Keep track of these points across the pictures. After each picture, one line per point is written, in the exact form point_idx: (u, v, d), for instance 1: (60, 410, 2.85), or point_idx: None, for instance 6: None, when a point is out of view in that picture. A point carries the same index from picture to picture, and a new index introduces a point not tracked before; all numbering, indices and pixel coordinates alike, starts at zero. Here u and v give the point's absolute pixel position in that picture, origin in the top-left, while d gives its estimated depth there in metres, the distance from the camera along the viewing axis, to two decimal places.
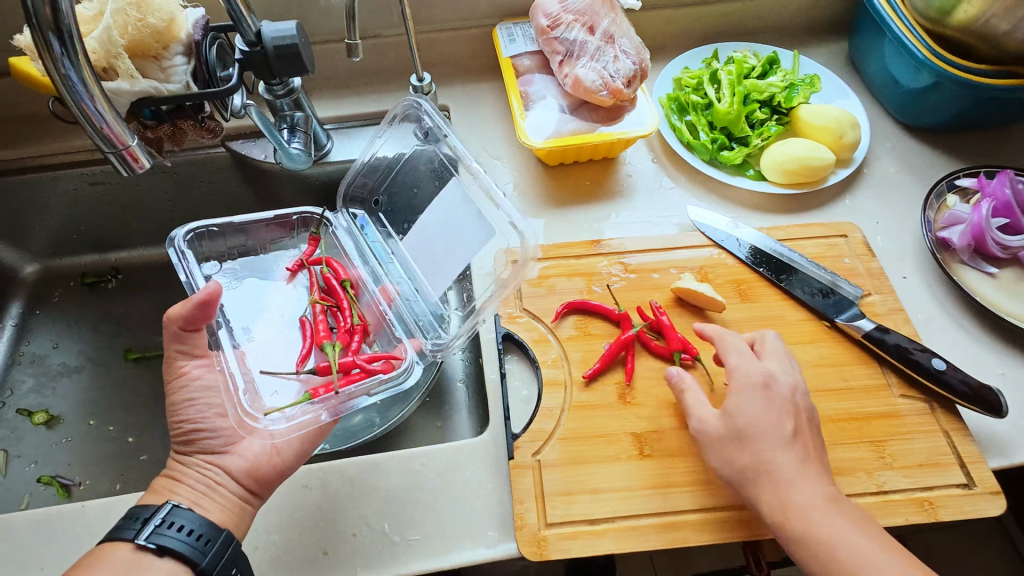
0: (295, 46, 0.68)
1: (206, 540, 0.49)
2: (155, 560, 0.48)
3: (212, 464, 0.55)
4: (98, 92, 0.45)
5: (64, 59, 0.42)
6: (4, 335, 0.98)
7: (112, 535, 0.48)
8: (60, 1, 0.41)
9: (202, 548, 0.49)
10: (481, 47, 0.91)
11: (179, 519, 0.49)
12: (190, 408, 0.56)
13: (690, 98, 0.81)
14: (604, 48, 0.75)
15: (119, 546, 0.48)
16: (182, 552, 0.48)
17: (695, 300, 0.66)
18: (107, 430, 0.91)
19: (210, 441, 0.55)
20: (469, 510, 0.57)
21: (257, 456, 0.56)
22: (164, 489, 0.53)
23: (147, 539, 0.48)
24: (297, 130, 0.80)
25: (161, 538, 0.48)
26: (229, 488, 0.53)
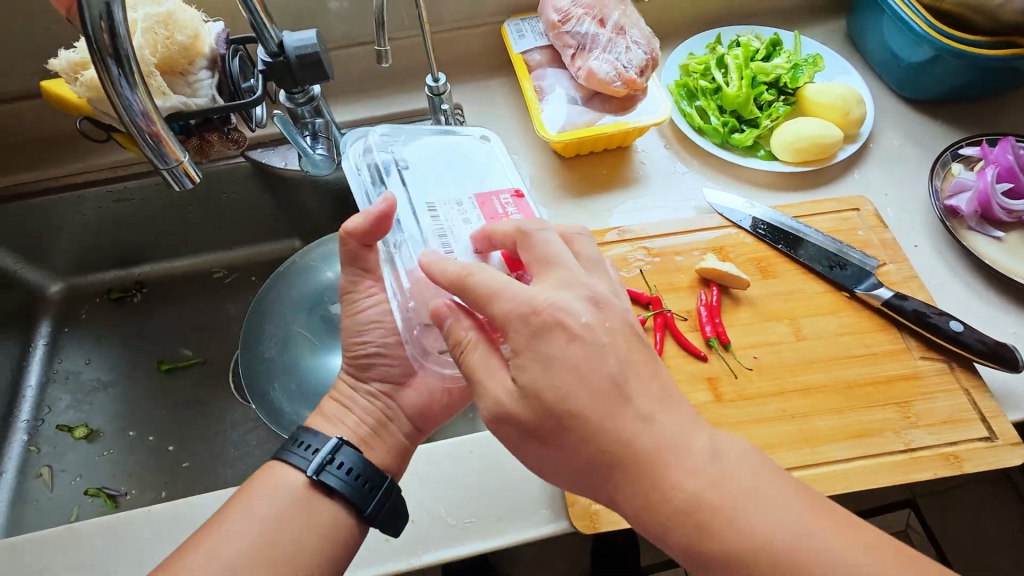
0: (316, 54, 0.70)
1: (358, 476, 0.52)
2: (324, 501, 0.51)
3: (374, 397, 0.58)
4: (155, 111, 0.47)
5: (125, 84, 0.44)
6: (37, 354, 0.99)
7: (283, 458, 0.52)
8: (117, 26, 0.42)
9: (364, 491, 0.52)
10: (491, 44, 0.92)
11: (337, 455, 0.52)
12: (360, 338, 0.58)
13: (699, 83, 0.83)
14: (615, 39, 0.76)
15: (288, 472, 0.52)
16: (347, 491, 0.51)
17: (721, 280, 0.68)
18: (147, 440, 0.93)
19: (381, 369, 0.59)
20: (516, 492, 0.59)
21: (417, 397, 0.59)
22: (334, 413, 0.57)
23: (318, 476, 0.51)
24: (319, 137, 0.81)
25: (326, 476, 0.51)
26: (396, 425, 0.58)
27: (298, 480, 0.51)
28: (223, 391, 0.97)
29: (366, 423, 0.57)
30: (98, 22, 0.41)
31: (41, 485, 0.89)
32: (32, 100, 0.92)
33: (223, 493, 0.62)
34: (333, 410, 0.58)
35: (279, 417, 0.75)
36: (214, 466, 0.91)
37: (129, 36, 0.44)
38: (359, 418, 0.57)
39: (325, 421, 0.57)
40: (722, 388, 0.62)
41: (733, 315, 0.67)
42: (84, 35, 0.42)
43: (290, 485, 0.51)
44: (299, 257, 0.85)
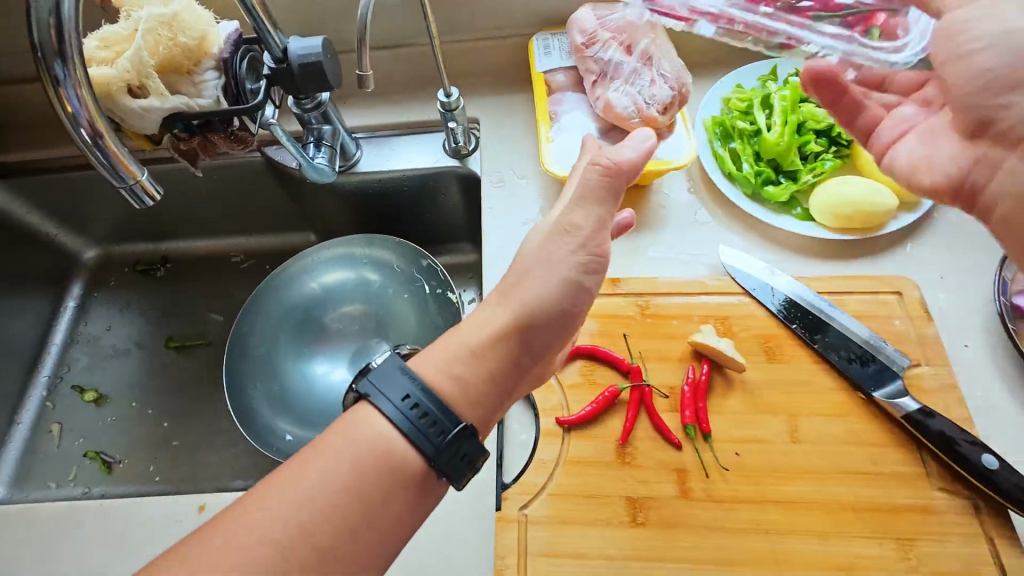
0: (320, 63, 0.68)
1: (444, 434, 0.44)
2: (420, 462, 0.45)
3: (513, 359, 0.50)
4: (105, 123, 0.45)
5: (71, 90, 0.43)
6: (66, 315, 1.06)
7: (376, 401, 0.45)
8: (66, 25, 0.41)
9: (462, 469, 0.45)
10: (518, 57, 0.87)
11: (426, 408, 0.45)
12: (558, 295, 0.50)
13: (736, 124, 0.74)
14: (641, 70, 0.68)
15: (373, 416, 0.45)
16: (443, 465, 0.44)
17: (715, 358, 0.61)
18: (146, 413, 0.97)
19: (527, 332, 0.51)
20: (445, 560, 0.55)
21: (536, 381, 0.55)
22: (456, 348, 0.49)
23: (422, 443, 0.44)
24: (322, 145, 0.79)
25: (424, 442, 0.44)
26: (522, 388, 0.52)
27: (383, 430, 0.44)
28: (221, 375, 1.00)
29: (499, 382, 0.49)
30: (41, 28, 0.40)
31: (50, 440, 0.95)
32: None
33: (169, 502, 0.62)
34: (455, 363, 0.48)
35: (250, 415, 0.77)
36: (201, 447, 0.94)
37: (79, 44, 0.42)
38: (493, 377, 0.48)
39: (449, 379, 0.47)
40: (690, 484, 0.56)
41: (722, 400, 0.60)
42: (28, 40, 0.41)
43: (376, 437, 0.44)
44: (295, 261, 0.85)
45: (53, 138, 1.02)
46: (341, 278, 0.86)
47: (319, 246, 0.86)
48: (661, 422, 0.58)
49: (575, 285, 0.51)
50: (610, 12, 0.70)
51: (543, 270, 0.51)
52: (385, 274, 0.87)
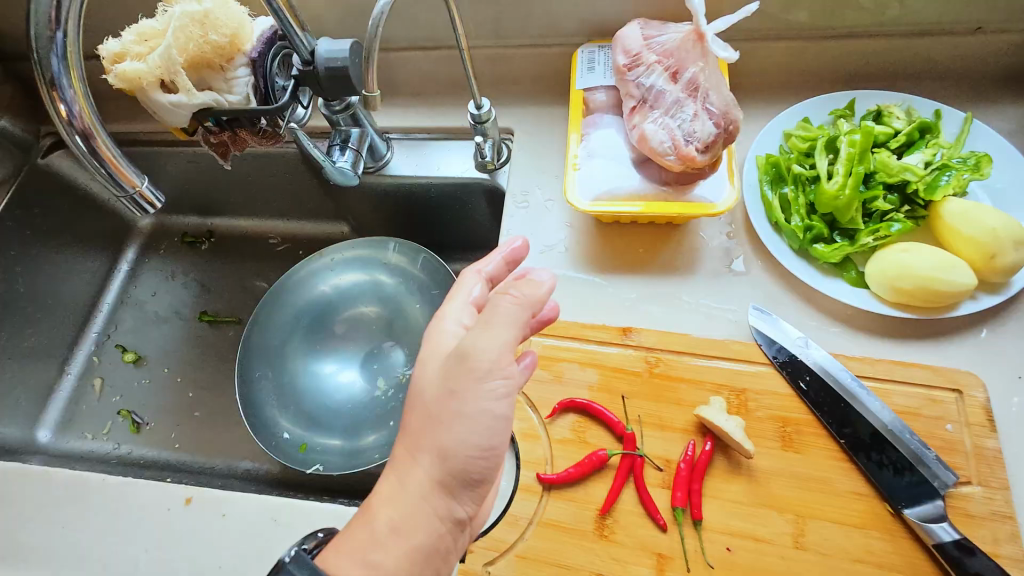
0: (345, 68, 0.65)
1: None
2: None
3: (437, 516, 0.44)
4: (98, 127, 0.45)
5: (65, 92, 0.43)
6: (117, 278, 1.12)
7: None
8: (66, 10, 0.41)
9: None
10: (562, 68, 0.81)
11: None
12: (480, 428, 0.43)
13: (793, 167, 0.66)
14: (683, 101, 0.61)
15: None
16: None
17: (720, 436, 0.55)
18: (176, 381, 1.03)
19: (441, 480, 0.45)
20: None
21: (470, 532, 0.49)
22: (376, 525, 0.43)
23: None
24: (349, 146, 0.77)
25: None
26: (455, 546, 0.47)
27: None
28: None
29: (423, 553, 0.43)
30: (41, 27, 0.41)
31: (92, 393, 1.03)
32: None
33: (162, 488, 0.64)
34: (371, 547, 0.43)
35: (259, 414, 0.79)
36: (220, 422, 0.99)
37: (76, 45, 0.43)
38: (418, 548, 0.43)
39: (365, 568, 0.42)
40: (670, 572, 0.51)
41: (724, 485, 0.54)
42: (29, 41, 0.42)
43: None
44: (314, 260, 0.88)
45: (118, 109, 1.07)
46: (354, 281, 0.89)
47: (335, 249, 0.88)
48: (650, 500, 0.53)
49: (494, 419, 0.44)
50: (659, 34, 0.64)
51: (460, 397, 0.43)
52: (400, 278, 0.88)
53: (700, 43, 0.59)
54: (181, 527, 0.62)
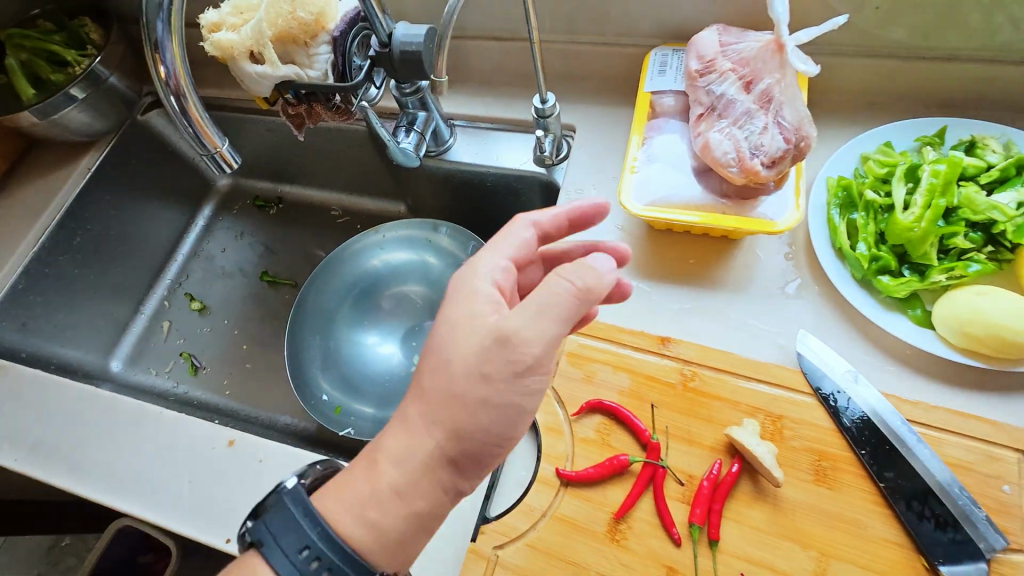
0: (418, 53, 0.68)
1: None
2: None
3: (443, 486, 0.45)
4: (190, 89, 0.49)
5: (166, 55, 0.47)
6: (194, 231, 1.21)
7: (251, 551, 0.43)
8: None
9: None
10: (633, 68, 0.80)
11: (308, 541, 0.42)
12: (503, 421, 0.44)
13: (866, 192, 0.62)
14: (755, 113, 0.59)
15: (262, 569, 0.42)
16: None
17: (749, 460, 0.53)
18: (232, 333, 1.10)
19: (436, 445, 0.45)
20: (411, 569, 0.56)
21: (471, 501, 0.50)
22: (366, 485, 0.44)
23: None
24: (413, 129, 0.80)
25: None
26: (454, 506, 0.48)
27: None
28: None
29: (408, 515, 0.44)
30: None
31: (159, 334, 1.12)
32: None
33: (208, 428, 0.70)
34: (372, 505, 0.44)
35: (302, 373, 0.83)
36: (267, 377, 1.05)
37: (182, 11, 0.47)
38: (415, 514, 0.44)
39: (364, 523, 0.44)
40: None
41: (746, 509, 0.52)
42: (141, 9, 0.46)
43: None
44: (370, 235, 0.92)
45: (211, 79, 1.14)
46: (403, 259, 0.92)
47: (388, 227, 0.91)
48: (664, 514, 0.53)
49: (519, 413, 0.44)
50: (738, 40, 0.61)
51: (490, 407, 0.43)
52: (448, 261, 0.90)
53: (780, 53, 0.57)
54: (221, 466, 0.67)
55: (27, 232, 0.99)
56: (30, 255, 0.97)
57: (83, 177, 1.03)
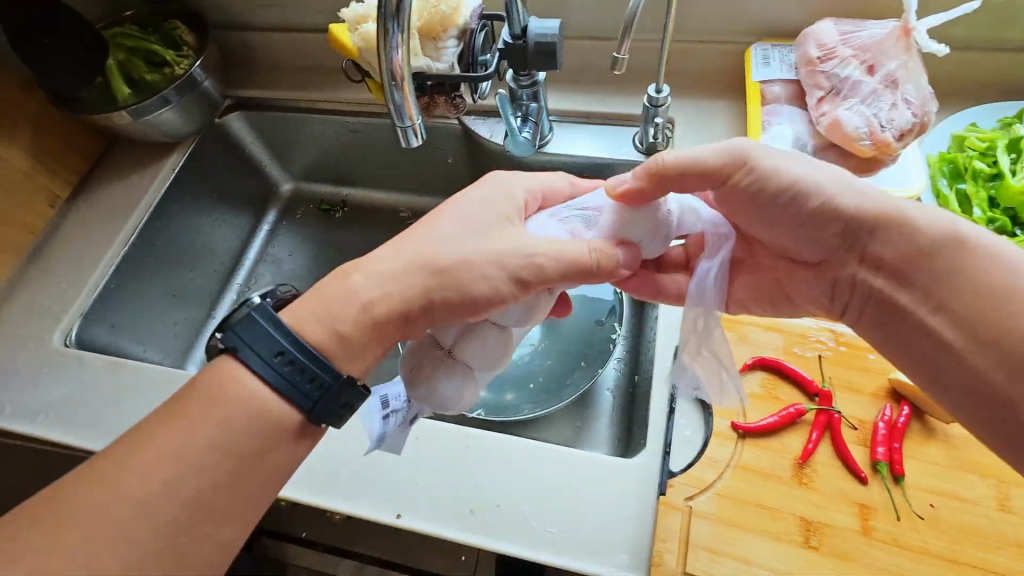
0: (553, 45, 0.72)
1: (319, 386, 0.52)
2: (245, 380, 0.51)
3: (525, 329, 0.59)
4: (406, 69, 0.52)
5: (393, 38, 0.50)
6: (259, 236, 1.16)
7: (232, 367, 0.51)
8: None
9: (294, 378, 0.52)
10: (730, 64, 0.87)
11: (296, 358, 0.52)
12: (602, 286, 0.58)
13: (972, 163, 0.69)
14: (881, 92, 0.65)
15: (241, 368, 0.51)
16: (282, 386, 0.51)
17: (917, 401, 0.57)
18: None
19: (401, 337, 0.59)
20: (600, 526, 0.59)
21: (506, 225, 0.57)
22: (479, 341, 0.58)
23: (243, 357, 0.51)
24: (529, 120, 0.84)
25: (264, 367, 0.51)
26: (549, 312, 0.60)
27: (243, 375, 0.51)
28: None
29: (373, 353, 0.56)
30: None
31: None
32: (306, 30, 1.02)
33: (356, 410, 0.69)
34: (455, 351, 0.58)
35: None
36: None
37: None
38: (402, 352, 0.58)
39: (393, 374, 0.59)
40: (872, 521, 0.54)
41: (920, 446, 0.57)
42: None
43: (237, 379, 0.51)
44: None
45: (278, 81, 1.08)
46: None
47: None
48: (846, 455, 0.56)
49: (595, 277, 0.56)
50: (857, 30, 0.68)
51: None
52: None
53: (905, 38, 0.64)
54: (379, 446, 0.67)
55: (116, 232, 0.95)
56: (121, 255, 0.93)
57: (169, 176, 1.00)
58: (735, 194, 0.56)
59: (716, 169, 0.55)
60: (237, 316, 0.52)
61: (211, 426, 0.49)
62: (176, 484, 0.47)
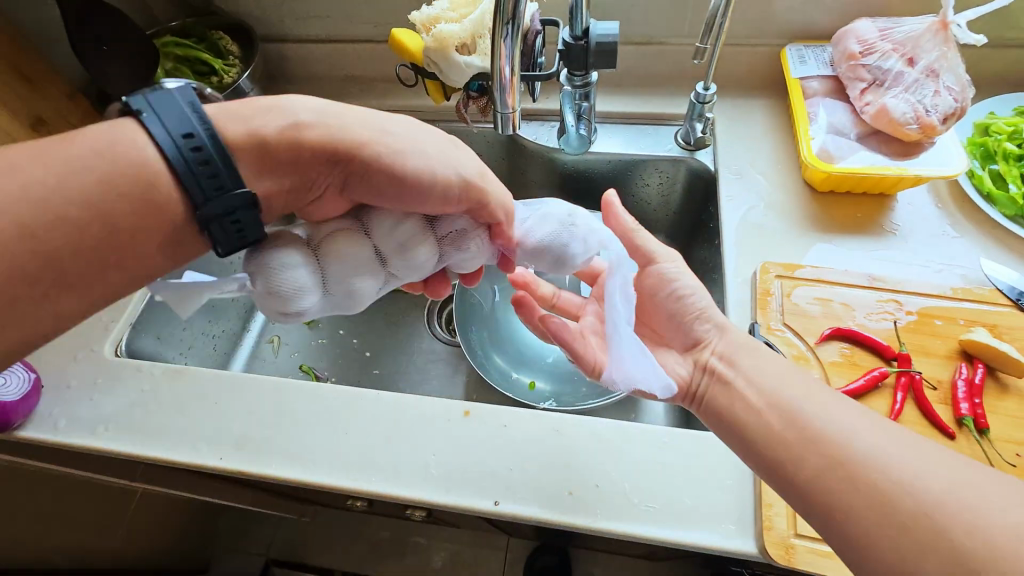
0: (614, 44, 0.76)
1: (220, 188, 0.45)
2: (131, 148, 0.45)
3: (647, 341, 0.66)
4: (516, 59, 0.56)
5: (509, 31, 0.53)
6: None
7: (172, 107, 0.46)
8: None
9: (190, 153, 0.44)
10: (762, 65, 0.93)
11: (207, 148, 0.45)
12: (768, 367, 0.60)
13: (1002, 145, 0.75)
14: (924, 81, 0.71)
15: (140, 134, 0.45)
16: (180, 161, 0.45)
17: (992, 360, 0.61)
18: (350, 342, 1.08)
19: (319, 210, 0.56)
20: (704, 498, 0.59)
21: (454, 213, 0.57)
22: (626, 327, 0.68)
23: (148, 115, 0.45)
24: (583, 119, 0.89)
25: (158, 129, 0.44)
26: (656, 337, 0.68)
27: (146, 144, 0.45)
28: (420, 320, 1.10)
29: (284, 181, 0.52)
30: None
31: (269, 349, 1.07)
32: (345, 40, 1.04)
33: (438, 403, 0.70)
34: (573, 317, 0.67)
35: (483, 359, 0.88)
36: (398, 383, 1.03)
37: None
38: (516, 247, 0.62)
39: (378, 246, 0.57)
40: None
41: (998, 402, 0.60)
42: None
43: (136, 155, 0.45)
44: None
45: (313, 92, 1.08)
46: None
47: None
48: (932, 413, 0.59)
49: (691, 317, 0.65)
50: (897, 26, 0.75)
51: (995, 504, 0.43)
52: None
53: (943, 31, 0.70)
54: (465, 436, 0.67)
55: None
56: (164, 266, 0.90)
57: None
58: (650, 290, 0.68)
59: (653, 256, 0.67)
60: (161, 85, 0.46)
61: (92, 210, 0.44)
62: (47, 254, 0.43)
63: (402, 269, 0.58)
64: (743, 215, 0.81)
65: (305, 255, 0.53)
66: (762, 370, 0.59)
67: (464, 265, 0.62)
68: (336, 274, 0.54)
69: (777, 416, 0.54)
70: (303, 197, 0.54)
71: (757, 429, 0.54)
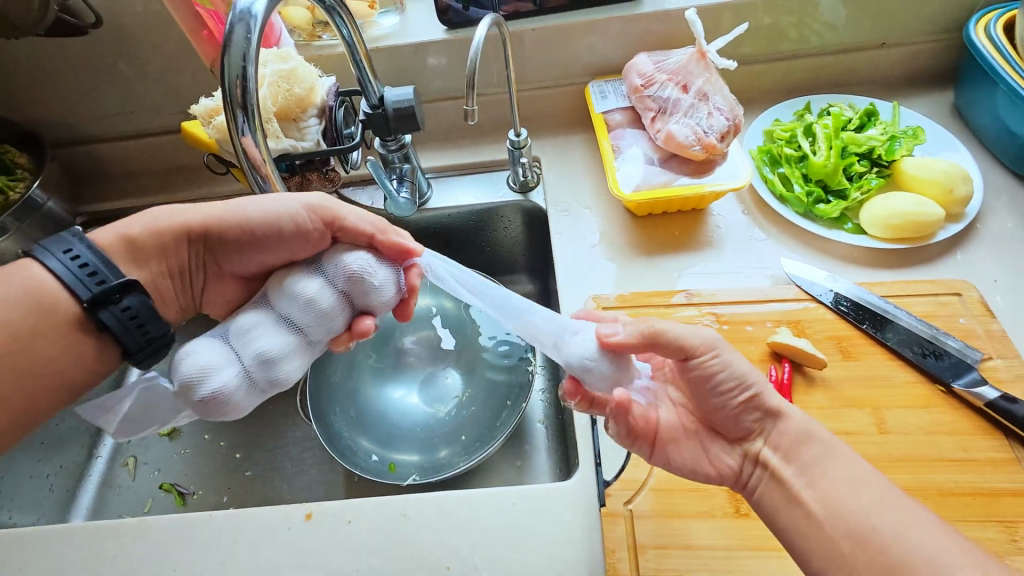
0: (411, 108, 0.75)
1: (102, 283, 0.46)
2: (32, 268, 0.47)
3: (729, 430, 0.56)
4: (263, 152, 0.54)
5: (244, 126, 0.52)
6: None
7: (41, 252, 0.47)
8: (249, 67, 0.50)
9: (77, 271, 0.46)
10: (575, 103, 0.97)
11: (95, 265, 0.47)
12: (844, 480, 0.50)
13: (783, 150, 0.82)
14: (697, 105, 0.78)
15: (35, 268, 0.47)
16: (64, 275, 0.46)
17: (795, 357, 0.65)
18: (218, 445, 0.94)
19: (213, 298, 0.61)
20: (556, 558, 0.58)
21: (292, 236, 0.53)
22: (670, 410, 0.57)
23: (39, 254, 0.47)
24: (405, 181, 0.87)
25: (47, 258, 0.47)
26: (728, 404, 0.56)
27: (40, 275, 0.47)
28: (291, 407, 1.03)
29: (161, 275, 0.56)
30: (231, 80, 0.49)
31: (125, 474, 0.92)
32: (156, 132, 0.99)
33: (276, 509, 0.64)
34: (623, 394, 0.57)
35: (346, 443, 0.84)
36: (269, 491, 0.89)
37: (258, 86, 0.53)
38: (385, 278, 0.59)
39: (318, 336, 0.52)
40: None
41: (806, 397, 0.63)
42: (221, 93, 0.50)
43: (32, 282, 0.47)
44: None
45: (132, 189, 1.01)
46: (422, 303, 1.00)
47: None
48: None
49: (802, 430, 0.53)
50: (666, 58, 0.81)
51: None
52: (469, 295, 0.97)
53: (703, 60, 0.78)
54: (306, 544, 0.62)
55: None
56: None
57: None
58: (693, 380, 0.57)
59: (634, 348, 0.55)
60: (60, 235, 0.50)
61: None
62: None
63: (300, 314, 0.49)
64: (575, 250, 0.82)
65: (201, 336, 0.47)
66: (833, 474, 0.50)
67: (378, 295, 0.52)
68: (243, 337, 0.47)
69: (845, 535, 0.47)
70: (191, 290, 0.59)
71: (824, 551, 0.48)
